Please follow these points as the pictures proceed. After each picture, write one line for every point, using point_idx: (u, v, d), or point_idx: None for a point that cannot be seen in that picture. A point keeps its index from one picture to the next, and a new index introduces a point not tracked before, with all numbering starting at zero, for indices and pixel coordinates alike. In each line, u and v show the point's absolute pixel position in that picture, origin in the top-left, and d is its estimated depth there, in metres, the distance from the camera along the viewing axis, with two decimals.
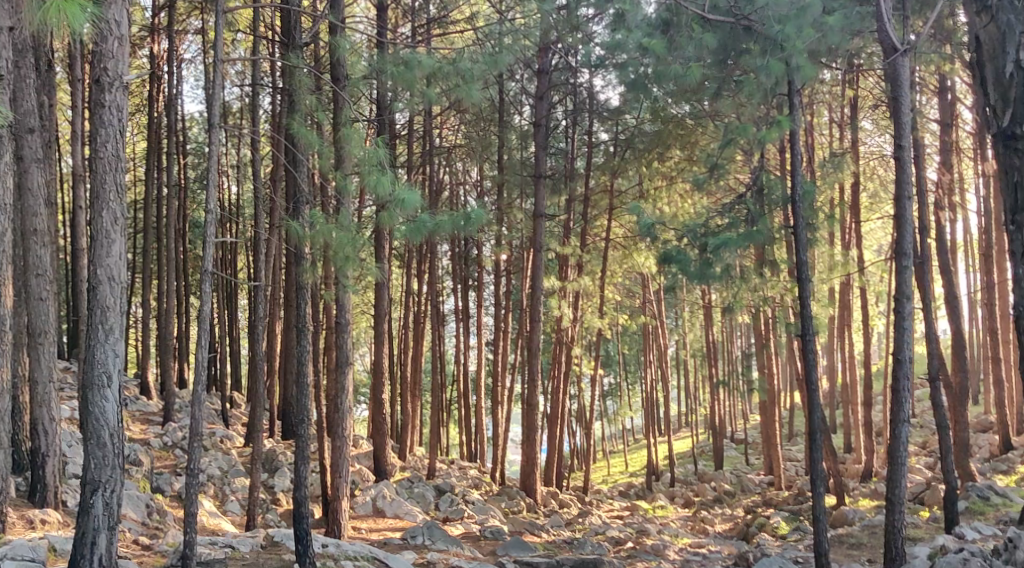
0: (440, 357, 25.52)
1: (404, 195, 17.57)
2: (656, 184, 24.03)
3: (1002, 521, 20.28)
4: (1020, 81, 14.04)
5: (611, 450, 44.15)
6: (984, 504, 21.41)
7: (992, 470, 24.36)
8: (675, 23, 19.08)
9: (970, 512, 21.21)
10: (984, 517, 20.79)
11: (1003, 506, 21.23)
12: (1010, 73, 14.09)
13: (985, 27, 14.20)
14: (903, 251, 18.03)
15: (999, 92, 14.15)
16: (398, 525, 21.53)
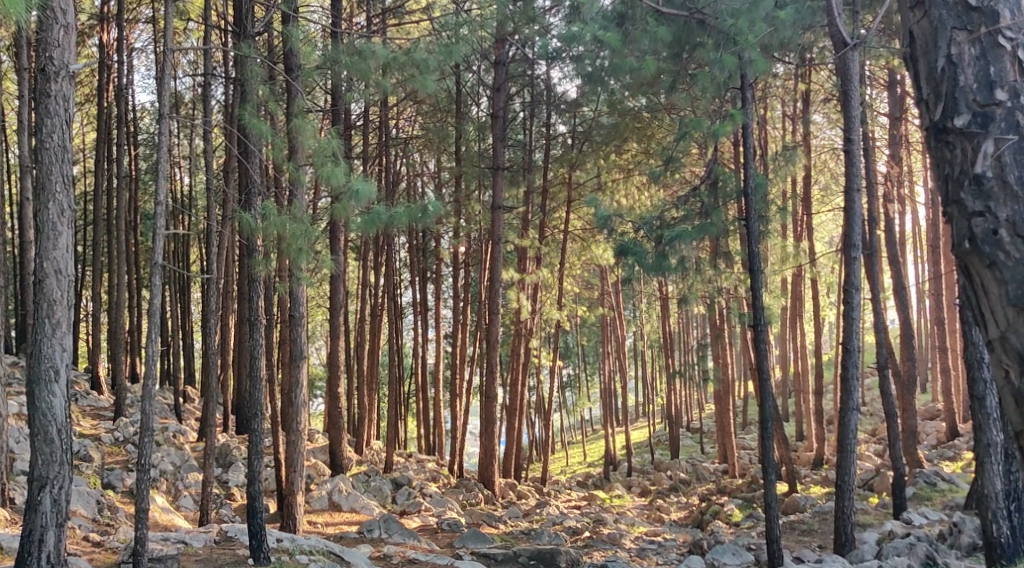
0: (397, 350, 25.44)
1: (358, 186, 17.57)
2: (614, 176, 24.53)
3: (949, 506, 20.49)
4: (955, 75, 11.71)
5: (571, 441, 44.36)
6: (932, 491, 21.62)
7: (940, 456, 24.62)
8: (631, 15, 19.05)
9: (917, 498, 21.40)
10: (932, 503, 20.99)
11: (951, 492, 21.43)
12: (942, 68, 11.75)
13: (917, 23, 11.86)
14: (852, 243, 18.09)
15: (930, 86, 11.79)
16: (354, 519, 21.45)
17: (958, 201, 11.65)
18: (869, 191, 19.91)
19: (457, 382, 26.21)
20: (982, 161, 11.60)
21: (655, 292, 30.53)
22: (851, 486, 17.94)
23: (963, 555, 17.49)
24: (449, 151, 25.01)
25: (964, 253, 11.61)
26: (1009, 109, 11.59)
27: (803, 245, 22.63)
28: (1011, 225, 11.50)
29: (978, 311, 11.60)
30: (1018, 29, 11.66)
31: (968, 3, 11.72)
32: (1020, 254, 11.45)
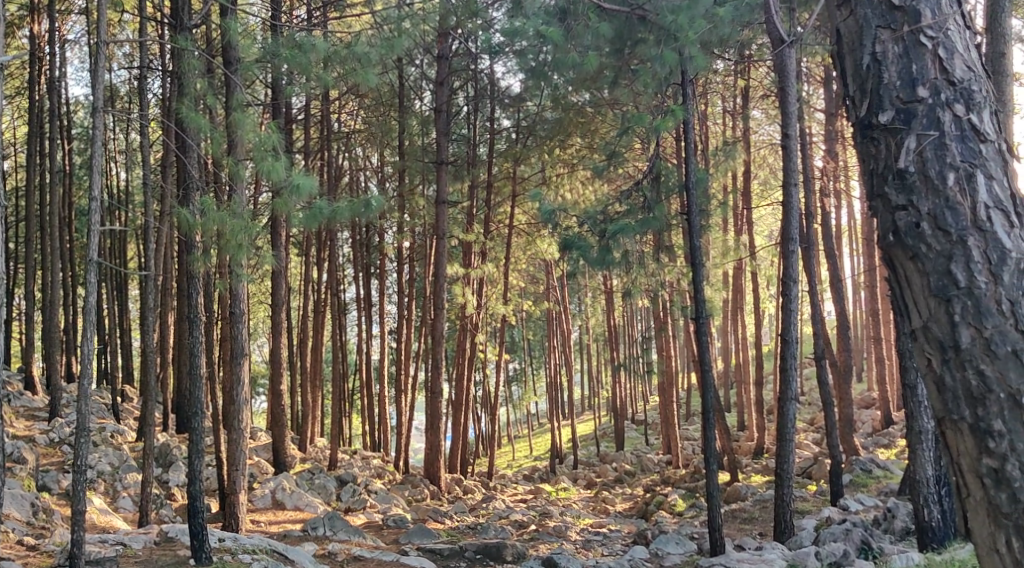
0: (341, 346, 25.30)
1: (299, 181, 17.47)
2: (558, 170, 24.55)
3: (884, 492, 20.70)
4: (879, 72, 11.73)
5: (516, 435, 44.42)
6: (868, 477, 21.86)
7: (875, 444, 25.03)
8: (572, 11, 18.89)
9: (854, 485, 21.63)
10: (867, 489, 21.24)
11: (886, 479, 21.65)
12: (867, 66, 11.77)
13: (844, 21, 11.90)
14: (790, 237, 18.14)
15: (855, 84, 11.81)
16: (297, 517, 21.25)
17: (883, 195, 11.68)
18: (807, 185, 20.02)
19: (402, 378, 26.05)
20: (905, 156, 11.62)
21: (599, 286, 30.61)
22: (790, 475, 18.06)
23: (897, 539, 17.84)
24: (392, 145, 24.85)
25: (888, 245, 11.64)
26: (931, 105, 11.61)
27: (743, 239, 22.75)
28: (933, 218, 11.52)
29: (903, 302, 11.65)
30: (940, 27, 11.68)
31: (891, 3, 11.75)
32: (941, 247, 11.49)
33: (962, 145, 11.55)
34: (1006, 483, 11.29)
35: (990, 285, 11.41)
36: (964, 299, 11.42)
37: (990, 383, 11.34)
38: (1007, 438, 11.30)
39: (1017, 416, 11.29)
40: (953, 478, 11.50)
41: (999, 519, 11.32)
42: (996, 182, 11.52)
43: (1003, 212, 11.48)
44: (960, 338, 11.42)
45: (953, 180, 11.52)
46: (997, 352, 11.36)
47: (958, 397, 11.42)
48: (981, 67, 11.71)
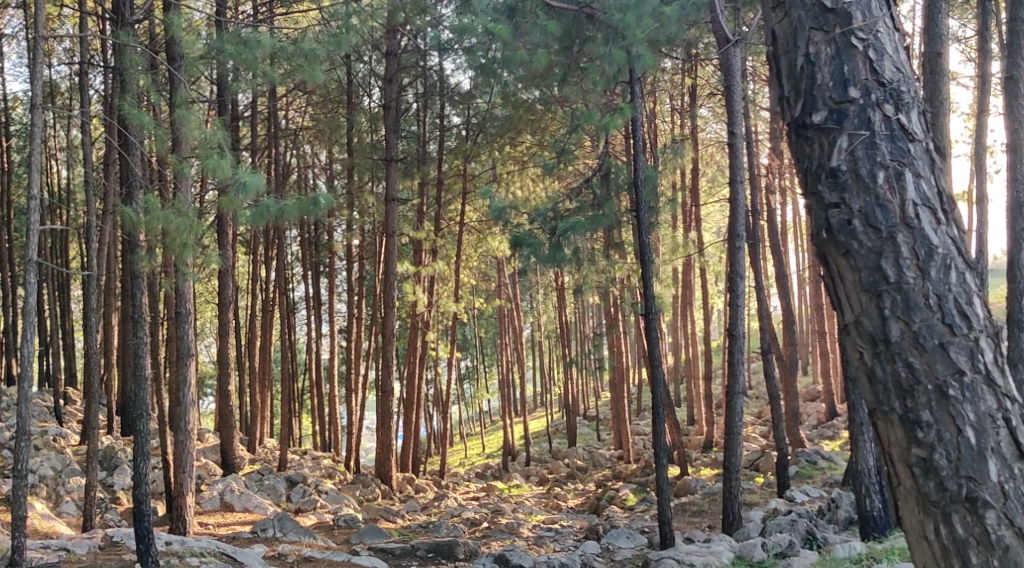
0: (290, 345, 25.10)
1: (245, 178, 17.27)
2: (509, 167, 24.48)
3: (829, 483, 20.96)
4: (812, 73, 11.67)
5: (469, 432, 44.37)
6: (813, 469, 22.16)
7: (820, 435, 25.38)
8: (520, 8, 18.82)
9: (800, 477, 21.87)
10: (813, 480, 21.45)
11: (830, 470, 22.03)
12: (801, 67, 11.71)
13: (778, 23, 11.84)
14: (737, 233, 18.17)
15: (790, 83, 11.74)
16: (247, 518, 21.04)
17: (816, 193, 11.64)
18: (753, 182, 20.13)
19: (353, 377, 25.85)
20: (837, 155, 11.59)
21: (550, 283, 30.61)
22: (738, 467, 18.20)
23: (840, 529, 18.36)
24: (341, 142, 24.63)
25: (821, 242, 11.63)
26: (862, 105, 11.57)
27: (692, 236, 22.81)
28: (864, 216, 11.51)
29: (834, 296, 11.64)
30: (871, 30, 11.65)
31: (824, 4, 11.69)
32: (872, 243, 11.48)
33: (892, 144, 11.54)
34: (933, 472, 11.36)
35: (918, 280, 11.42)
36: (894, 294, 11.43)
37: (919, 375, 11.38)
38: (935, 428, 11.35)
39: (943, 406, 11.35)
40: (884, 468, 11.56)
41: (927, 507, 11.39)
42: (924, 180, 11.52)
43: (931, 209, 11.49)
44: (890, 332, 11.44)
45: (884, 178, 11.51)
46: (925, 345, 11.39)
47: (888, 389, 11.45)
48: (909, 68, 11.70)
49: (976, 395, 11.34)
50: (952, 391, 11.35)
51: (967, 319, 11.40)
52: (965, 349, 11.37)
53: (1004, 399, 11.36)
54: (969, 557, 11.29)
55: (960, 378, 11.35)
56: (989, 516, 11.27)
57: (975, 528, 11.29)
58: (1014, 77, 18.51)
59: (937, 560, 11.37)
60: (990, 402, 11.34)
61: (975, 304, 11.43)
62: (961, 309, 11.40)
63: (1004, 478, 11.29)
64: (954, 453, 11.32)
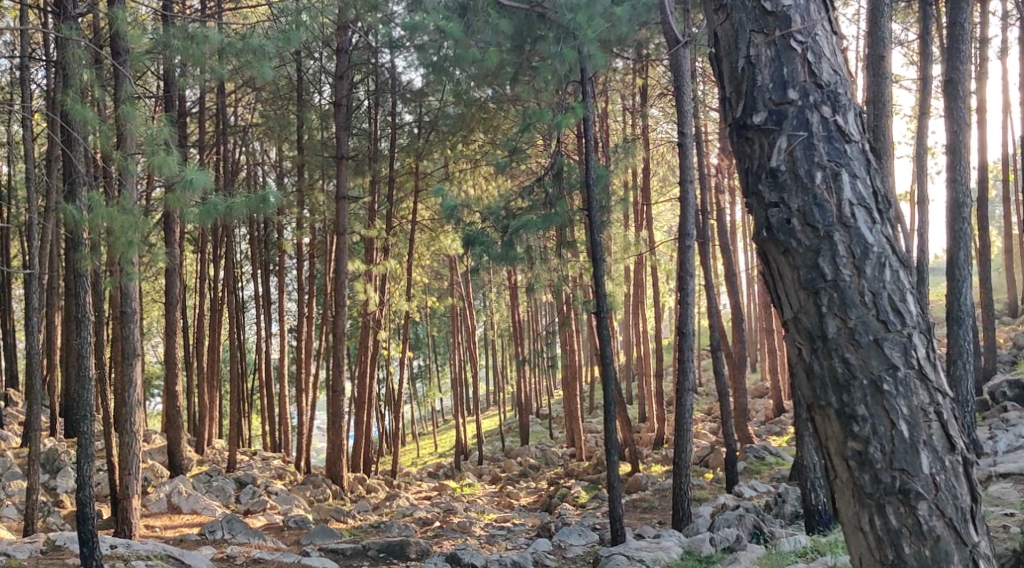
0: (239, 344, 24.85)
1: (192, 175, 17.02)
2: (462, 166, 24.25)
3: (777, 478, 21.06)
4: (753, 75, 11.94)
5: (422, 431, 44.14)
6: (761, 464, 22.22)
7: (768, 431, 25.48)
8: (471, 6, 18.51)
9: (748, 472, 21.91)
10: (761, 476, 21.55)
11: (778, 465, 22.07)
12: (742, 68, 11.97)
13: (720, 25, 12.09)
14: (686, 232, 18.13)
15: (731, 85, 12.01)
16: (195, 521, 20.73)
17: (757, 193, 11.93)
18: (704, 182, 20.14)
19: (303, 376, 25.64)
20: (776, 155, 11.87)
21: (504, 281, 30.54)
22: (688, 463, 18.21)
23: (787, 523, 18.30)
24: (291, 140, 24.34)
25: (761, 241, 11.93)
26: (801, 107, 11.86)
27: (643, 235, 22.79)
28: (803, 214, 11.82)
29: (774, 293, 11.95)
30: (809, 33, 11.92)
31: (764, 7, 11.96)
32: (810, 241, 11.79)
33: (829, 145, 11.84)
34: (869, 464, 11.69)
35: (854, 277, 11.75)
36: (831, 291, 11.76)
37: (855, 370, 11.72)
38: (869, 421, 11.70)
39: (878, 400, 11.69)
40: (820, 460, 11.89)
41: (862, 499, 11.72)
42: (860, 181, 11.83)
43: (867, 209, 11.81)
44: (827, 328, 11.76)
45: (821, 179, 11.82)
46: (860, 341, 11.73)
47: (825, 383, 11.78)
48: (846, 70, 12.00)
49: (909, 390, 11.69)
50: (886, 386, 11.70)
51: (900, 315, 11.74)
52: (899, 344, 11.71)
53: (936, 393, 11.72)
54: (903, 548, 11.65)
55: (894, 373, 11.70)
56: (921, 507, 11.63)
57: (907, 519, 11.64)
58: (955, 79, 19.22)
59: (872, 552, 11.71)
60: (923, 397, 11.69)
61: (908, 301, 11.77)
62: (895, 306, 11.74)
63: (935, 470, 11.65)
64: (888, 446, 11.67)
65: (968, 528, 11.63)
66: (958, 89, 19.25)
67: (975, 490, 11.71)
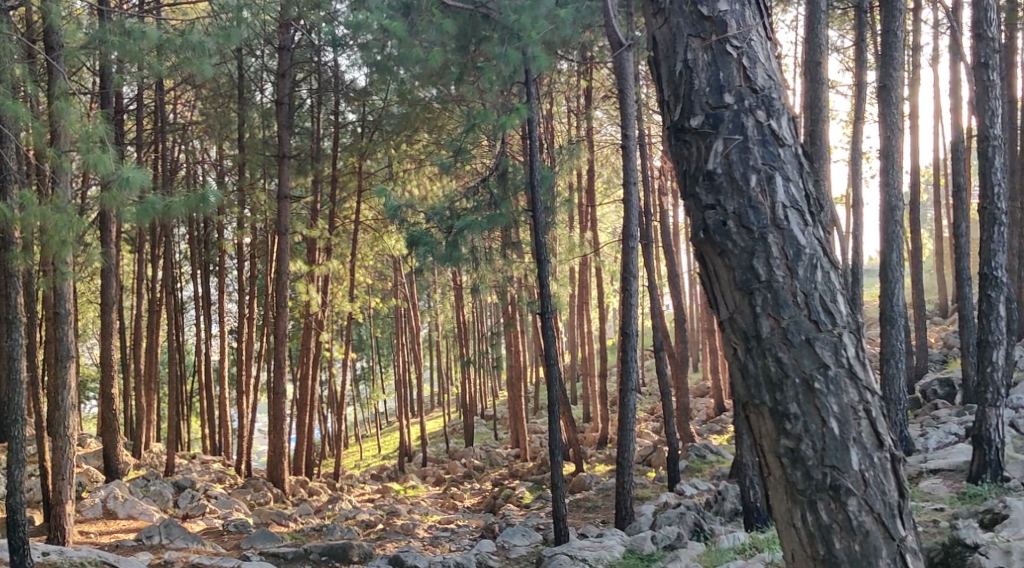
0: (177, 344, 24.44)
1: (129, 174, 16.64)
2: (406, 166, 24.01)
3: (717, 476, 20.98)
4: (690, 78, 11.82)
5: (366, 433, 43.78)
6: (702, 463, 22.12)
7: (709, 430, 25.42)
8: (416, 6, 18.46)
9: (689, 470, 21.82)
10: (702, 474, 21.45)
11: (718, 464, 22.00)
12: (680, 72, 11.86)
13: (659, 29, 11.98)
14: (629, 234, 17.98)
15: (669, 88, 11.89)
16: (131, 526, 20.35)
17: (693, 195, 11.81)
18: (647, 184, 20.01)
19: (244, 378, 25.24)
20: (713, 158, 11.75)
21: (448, 282, 30.31)
22: (630, 463, 18.06)
23: (726, 521, 18.26)
24: (231, 138, 23.98)
25: (698, 242, 11.81)
26: (736, 111, 11.74)
27: (587, 236, 22.64)
28: (738, 217, 11.70)
29: (710, 295, 11.83)
30: (744, 38, 11.82)
31: (700, 12, 11.85)
32: (745, 243, 11.68)
33: (764, 149, 11.73)
34: (800, 461, 11.59)
35: (787, 278, 11.65)
36: (765, 291, 11.64)
37: (787, 368, 11.61)
38: (802, 420, 11.59)
39: (810, 399, 11.59)
40: (754, 458, 11.78)
41: (794, 495, 11.62)
42: (793, 184, 11.73)
43: (799, 211, 11.71)
44: (761, 327, 11.65)
45: (756, 181, 11.71)
46: (793, 340, 11.62)
47: (759, 382, 11.67)
48: (780, 76, 11.90)
49: (839, 388, 11.60)
50: (818, 384, 11.60)
51: (831, 315, 11.65)
52: (829, 343, 11.62)
53: (865, 391, 11.63)
54: (834, 543, 11.55)
55: (825, 372, 11.60)
56: (851, 503, 11.54)
57: (837, 515, 11.55)
58: (889, 86, 19.36)
59: (804, 547, 11.61)
60: (852, 395, 11.61)
61: (839, 301, 11.69)
62: (826, 307, 11.65)
63: (864, 467, 11.56)
64: (819, 443, 11.57)
65: (896, 522, 11.55)
66: (892, 95, 19.38)
67: (903, 486, 11.64)
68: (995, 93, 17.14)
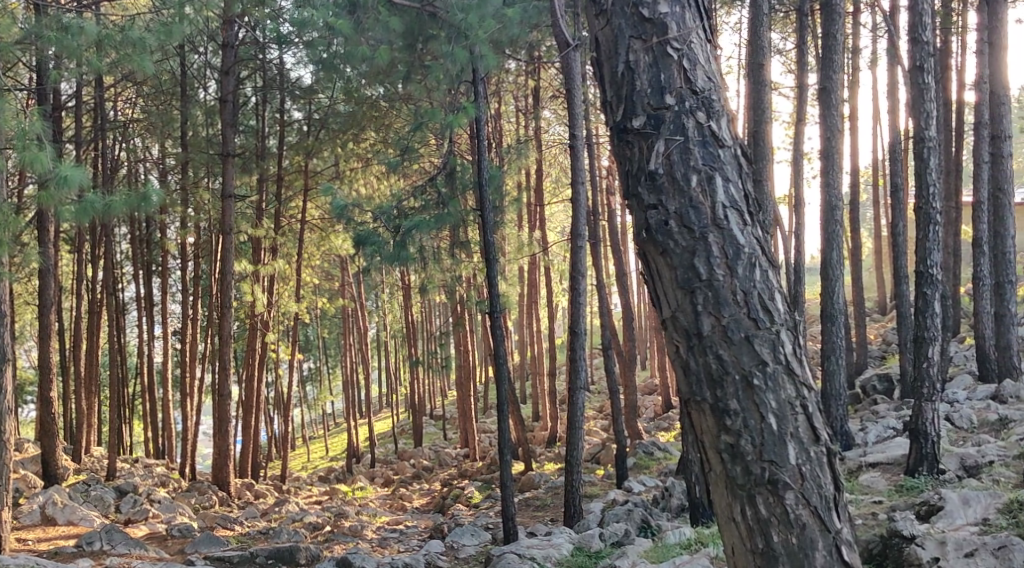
0: (118, 345, 23.96)
1: (67, 172, 16.20)
2: (352, 165, 23.72)
3: (665, 473, 20.85)
4: (632, 79, 11.86)
5: (313, 435, 43.32)
6: (650, 460, 21.98)
7: (657, 427, 25.31)
8: (361, 3, 18.00)
9: (637, 468, 21.69)
10: (650, 471, 21.30)
11: (666, 461, 21.86)
12: (622, 73, 11.89)
13: (601, 30, 11.99)
14: (579, 232, 17.77)
15: (612, 89, 11.92)
16: (71, 532, 19.90)
17: (636, 195, 11.85)
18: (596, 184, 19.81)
19: (188, 381, 24.80)
20: (654, 159, 11.79)
21: (397, 282, 30.05)
22: (579, 460, 17.85)
23: (673, 516, 18.14)
24: (173, 136, 23.55)
25: (640, 242, 11.85)
26: (677, 112, 11.80)
27: (535, 235, 22.47)
28: (679, 217, 11.76)
29: (652, 294, 11.88)
30: (684, 40, 11.86)
31: (642, 14, 11.87)
32: (686, 242, 11.74)
33: (704, 150, 11.79)
34: (740, 456, 11.67)
35: (727, 277, 11.73)
36: (705, 290, 11.72)
37: (727, 366, 11.69)
38: (741, 416, 11.68)
39: (749, 395, 11.68)
40: (695, 454, 11.84)
41: (734, 489, 11.70)
42: (732, 184, 11.80)
43: (738, 211, 11.79)
44: (702, 326, 11.72)
45: (696, 181, 11.77)
46: (733, 338, 11.70)
47: (700, 380, 11.74)
48: (719, 77, 11.95)
49: (777, 384, 11.70)
50: (757, 381, 11.69)
51: (769, 313, 11.75)
52: (768, 341, 11.72)
53: (802, 387, 11.75)
54: (772, 536, 11.65)
55: (764, 368, 11.69)
56: (788, 496, 11.64)
57: (775, 509, 11.65)
58: (828, 88, 19.27)
59: (742, 540, 11.70)
60: (790, 391, 11.72)
61: (777, 300, 11.79)
62: (764, 305, 11.75)
63: (801, 461, 11.67)
64: (758, 439, 11.66)
65: (831, 515, 11.67)
66: (832, 97, 19.30)
67: (838, 479, 11.76)
68: (931, 95, 17.13)
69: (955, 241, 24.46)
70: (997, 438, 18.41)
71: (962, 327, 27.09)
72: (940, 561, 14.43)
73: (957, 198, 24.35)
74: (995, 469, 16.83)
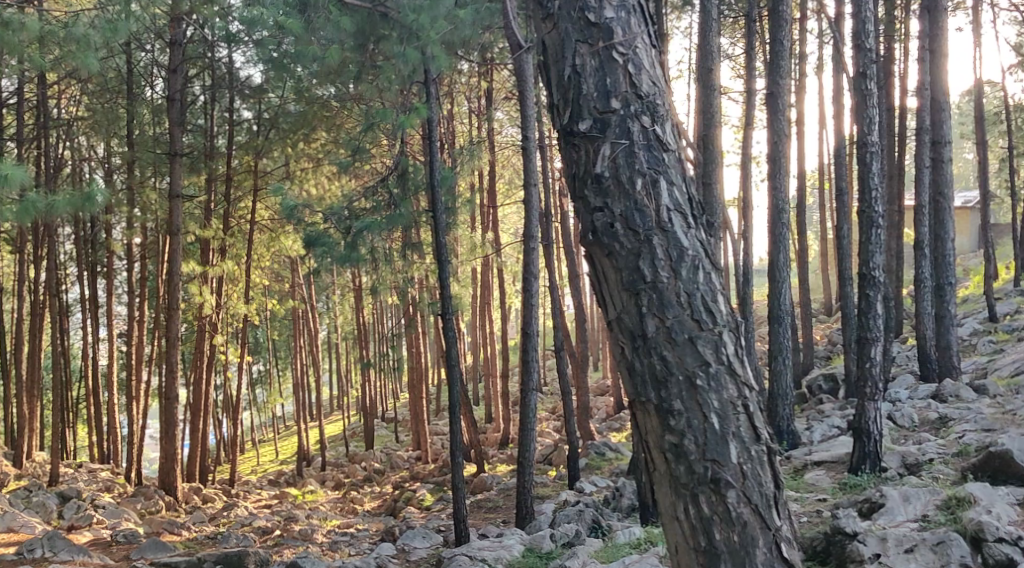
0: (61, 349, 23.42)
1: (8, 170, 15.77)
2: (302, 165, 23.40)
3: (616, 473, 20.69)
4: (579, 84, 11.82)
5: (263, 437, 42.78)
6: (602, 460, 21.80)
7: (608, 428, 25.14)
8: (312, 3, 17.72)
9: (588, 469, 21.50)
10: (601, 472, 21.12)
11: (618, 461, 21.69)
12: (568, 77, 11.85)
13: (548, 35, 11.94)
14: (530, 234, 17.51)
15: (558, 92, 11.87)
16: (12, 540, 19.44)
17: (582, 198, 11.83)
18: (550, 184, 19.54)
19: (134, 384, 24.34)
20: (600, 162, 11.78)
21: (348, 283, 29.75)
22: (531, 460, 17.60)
23: (624, 517, 17.90)
24: (119, 134, 23.09)
25: (587, 244, 11.84)
26: (622, 116, 11.77)
27: (487, 236, 22.24)
28: (625, 219, 11.75)
29: (598, 295, 11.87)
30: (630, 45, 11.83)
31: (588, 18, 11.84)
32: (630, 245, 11.73)
33: (649, 153, 11.78)
34: (683, 456, 11.69)
35: (671, 279, 11.72)
36: (650, 292, 11.71)
37: (671, 367, 11.70)
38: (685, 416, 11.70)
39: (693, 396, 11.69)
40: (641, 455, 11.87)
41: (678, 489, 11.72)
42: (676, 188, 11.80)
43: (682, 213, 11.79)
44: (647, 327, 11.72)
45: (641, 184, 11.75)
46: (676, 339, 11.71)
47: (645, 381, 11.74)
48: (664, 82, 11.92)
49: (720, 384, 11.72)
50: (700, 381, 11.70)
51: (712, 314, 11.75)
52: (711, 342, 11.73)
53: (744, 387, 11.76)
54: (714, 535, 11.68)
55: (707, 369, 11.71)
56: (729, 495, 11.68)
57: (718, 507, 11.68)
58: (775, 93, 19.17)
59: (686, 539, 11.72)
60: (732, 390, 11.73)
61: (720, 301, 11.80)
62: (707, 306, 11.75)
63: (743, 460, 11.70)
64: (701, 438, 11.68)
65: (772, 512, 11.72)
66: (778, 102, 19.22)
67: (778, 477, 11.79)
68: (874, 101, 17.08)
69: (900, 243, 24.47)
70: (936, 437, 18.30)
71: (905, 328, 27.14)
72: (881, 558, 14.42)
73: (900, 202, 24.37)
74: (935, 467, 16.72)
